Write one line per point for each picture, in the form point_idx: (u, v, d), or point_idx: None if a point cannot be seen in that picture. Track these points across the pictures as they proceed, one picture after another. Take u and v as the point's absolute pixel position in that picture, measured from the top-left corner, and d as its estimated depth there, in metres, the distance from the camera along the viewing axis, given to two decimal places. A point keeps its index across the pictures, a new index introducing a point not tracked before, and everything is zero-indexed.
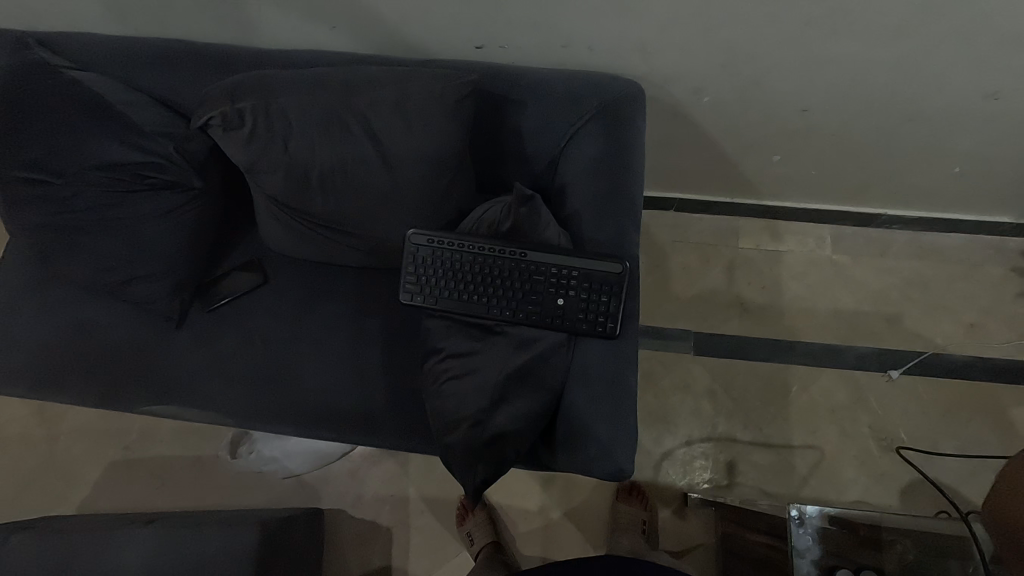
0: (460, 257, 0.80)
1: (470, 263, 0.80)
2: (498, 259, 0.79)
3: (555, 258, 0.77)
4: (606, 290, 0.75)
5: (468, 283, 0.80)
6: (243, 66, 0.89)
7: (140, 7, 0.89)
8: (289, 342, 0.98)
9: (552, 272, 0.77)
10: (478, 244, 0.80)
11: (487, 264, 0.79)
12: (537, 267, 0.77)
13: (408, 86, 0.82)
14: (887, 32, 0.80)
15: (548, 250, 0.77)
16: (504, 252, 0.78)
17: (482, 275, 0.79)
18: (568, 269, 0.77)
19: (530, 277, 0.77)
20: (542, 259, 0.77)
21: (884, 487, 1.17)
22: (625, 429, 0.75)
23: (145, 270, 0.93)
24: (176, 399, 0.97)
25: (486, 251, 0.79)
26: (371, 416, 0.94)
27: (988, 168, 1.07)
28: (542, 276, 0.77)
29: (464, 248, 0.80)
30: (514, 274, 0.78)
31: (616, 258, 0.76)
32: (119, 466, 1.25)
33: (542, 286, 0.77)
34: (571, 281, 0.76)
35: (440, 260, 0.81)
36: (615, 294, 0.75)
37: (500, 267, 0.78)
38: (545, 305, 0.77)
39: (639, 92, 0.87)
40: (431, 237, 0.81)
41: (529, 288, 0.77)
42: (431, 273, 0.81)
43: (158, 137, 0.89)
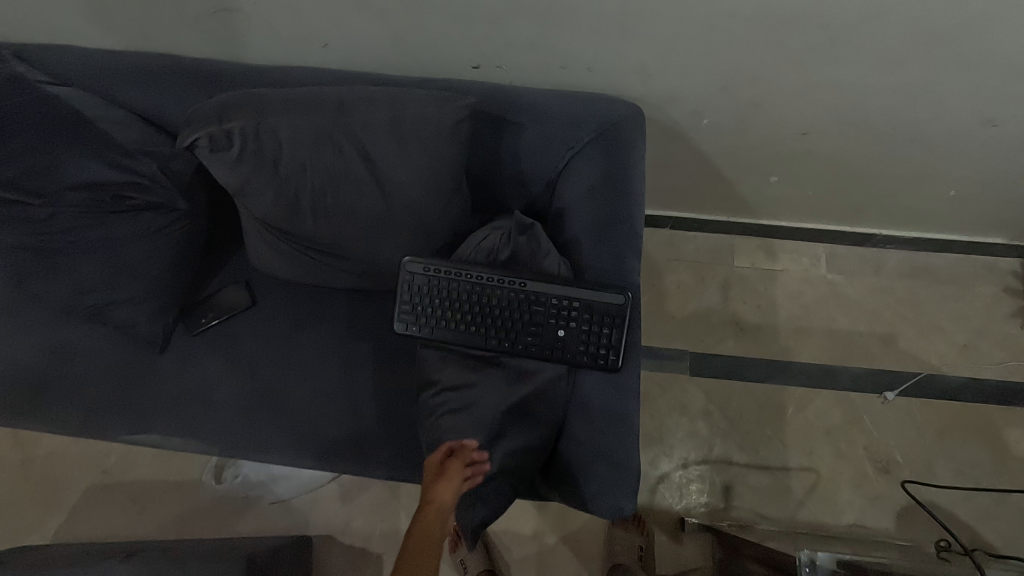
0: (456, 287, 0.78)
1: (467, 292, 0.78)
2: (497, 289, 0.77)
3: (557, 288, 0.76)
4: (608, 321, 0.74)
5: (466, 314, 0.78)
6: (231, 83, 0.86)
7: (123, 20, 0.86)
8: (276, 369, 0.94)
9: (551, 303, 0.76)
10: (476, 274, 0.78)
11: (485, 294, 0.78)
12: (538, 297, 0.76)
13: (404, 107, 0.80)
14: (889, 59, 0.79)
15: (548, 280, 0.76)
16: (503, 281, 0.77)
17: (480, 307, 0.78)
18: (569, 300, 0.75)
19: (530, 308, 0.76)
20: (543, 289, 0.76)
21: (881, 510, 1.16)
22: (627, 464, 0.73)
23: (127, 293, 0.89)
24: (158, 427, 0.93)
25: (484, 281, 0.78)
26: (362, 445, 0.91)
27: (983, 191, 1.07)
28: (542, 307, 0.76)
29: (461, 277, 0.78)
30: (513, 305, 0.77)
31: (618, 288, 0.75)
32: (97, 491, 1.21)
33: (542, 317, 0.76)
34: (572, 312, 0.75)
35: (435, 288, 0.79)
36: (617, 325, 0.74)
37: (499, 298, 0.77)
38: (545, 336, 0.75)
39: (638, 115, 0.86)
40: (427, 266, 0.79)
41: (529, 318, 0.76)
42: (427, 302, 0.80)
43: (141, 156, 0.84)
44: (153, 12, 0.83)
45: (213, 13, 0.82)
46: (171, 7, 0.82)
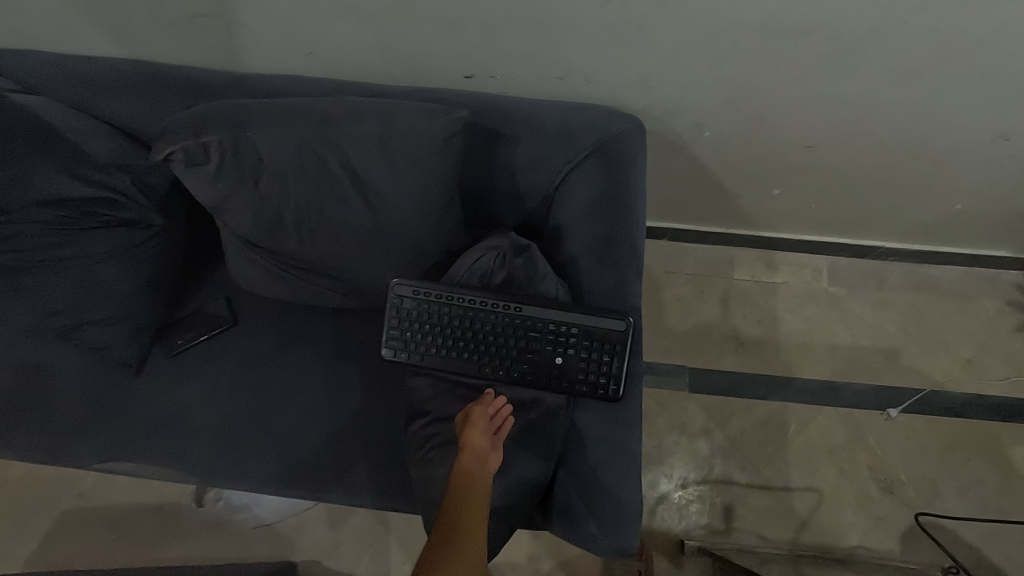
0: (448, 312, 0.77)
1: (460, 317, 0.76)
2: (492, 314, 0.75)
3: (554, 313, 0.74)
4: (608, 348, 0.72)
5: (458, 339, 0.76)
6: (208, 92, 0.81)
7: (95, 26, 0.81)
8: (258, 392, 0.90)
9: (549, 329, 0.74)
10: (468, 297, 0.76)
11: (478, 319, 0.76)
12: (534, 322, 0.74)
13: (394, 120, 0.75)
14: (902, 72, 0.76)
15: (545, 304, 0.74)
16: (498, 306, 0.75)
17: (474, 332, 0.76)
18: (566, 326, 0.74)
19: (526, 334, 0.75)
20: (539, 314, 0.74)
21: (885, 531, 1.13)
22: (630, 500, 0.69)
23: (99, 314, 0.84)
24: (131, 456, 0.87)
25: (477, 305, 0.76)
26: (347, 475, 0.86)
27: (990, 206, 1.05)
28: (539, 333, 0.74)
29: (454, 301, 0.76)
30: (508, 330, 0.75)
31: (619, 313, 0.73)
32: (71, 516, 1.15)
33: (539, 344, 0.74)
34: (570, 338, 0.73)
35: (426, 312, 0.77)
36: (617, 353, 0.72)
37: (493, 323, 0.75)
38: (542, 364, 0.74)
39: (638, 128, 0.82)
40: (416, 288, 0.77)
41: (525, 345, 0.75)
42: (417, 327, 0.77)
43: (113, 169, 0.80)
44: (126, 17, 0.79)
45: (189, 19, 0.78)
46: (146, 12, 0.77)
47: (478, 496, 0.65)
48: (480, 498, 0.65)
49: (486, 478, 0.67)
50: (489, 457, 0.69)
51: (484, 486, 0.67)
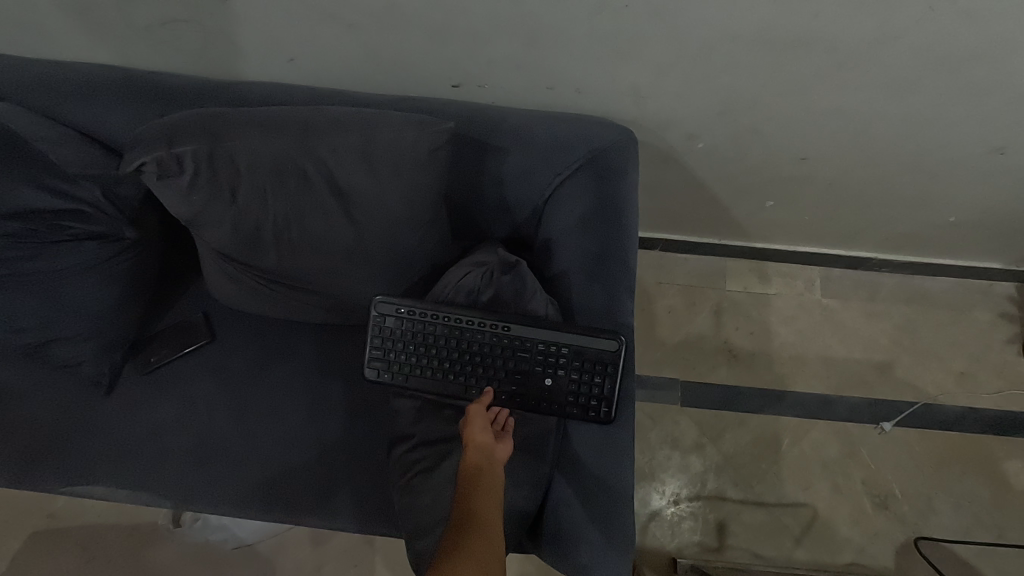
0: (432, 331, 0.74)
1: (445, 337, 0.74)
2: (479, 333, 0.73)
3: (543, 333, 0.72)
4: (600, 369, 0.70)
5: (444, 361, 0.74)
6: (183, 99, 0.77)
7: (64, 30, 0.77)
8: (235, 412, 0.86)
9: (538, 349, 0.72)
10: (454, 315, 0.73)
11: (464, 339, 0.73)
12: (523, 342, 0.72)
13: (377, 131, 0.72)
14: (899, 85, 0.74)
15: (534, 324, 0.72)
16: (485, 325, 0.73)
17: (460, 353, 0.73)
18: (556, 346, 0.72)
19: (514, 354, 0.72)
20: (528, 334, 0.72)
21: (880, 548, 1.11)
22: (622, 528, 0.67)
23: (68, 331, 0.81)
24: (100, 479, 0.83)
25: (463, 324, 0.73)
26: (329, 498, 0.82)
27: (984, 219, 1.04)
28: (528, 353, 0.72)
29: (439, 320, 0.74)
30: (496, 350, 0.73)
31: (611, 333, 0.71)
32: (42, 537, 1.11)
33: (528, 365, 0.72)
34: (560, 359, 0.71)
35: (410, 331, 0.75)
36: (609, 374, 0.70)
37: (481, 342, 0.73)
38: (531, 386, 0.72)
39: (630, 139, 0.80)
40: (400, 307, 0.75)
41: (513, 365, 0.72)
42: (402, 346, 0.75)
43: (82, 180, 0.76)
44: (97, 21, 0.75)
45: (163, 23, 0.74)
46: (117, 15, 0.74)
47: (490, 489, 0.63)
48: (492, 491, 0.63)
49: (495, 472, 0.65)
50: (497, 449, 0.66)
51: (496, 478, 0.64)
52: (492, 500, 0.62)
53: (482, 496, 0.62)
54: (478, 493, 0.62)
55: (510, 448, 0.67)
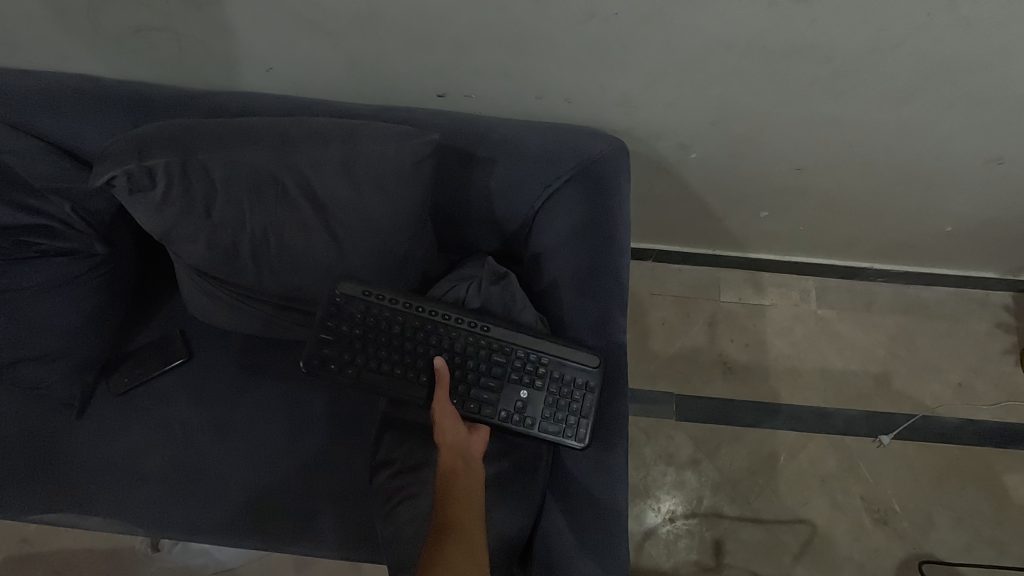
0: (399, 320, 0.71)
1: (413, 329, 0.70)
2: (455, 330, 0.70)
3: (523, 339, 0.70)
4: (581, 386, 0.68)
5: (410, 358, 0.70)
6: (158, 112, 0.74)
7: (31, 39, 0.74)
8: (213, 434, 0.82)
9: (517, 356, 0.69)
10: (428, 306, 0.71)
11: (436, 335, 0.70)
12: (502, 346, 0.70)
13: (359, 144, 0.69)
14: (896, 95, 0.72)
15: (515, 328, 0.70)
16: (463, 321, 0.70)
17: (430, 351, 0.70)
18: (537, 354, 0.69)
19: (490, 358, 0.69)
20: (507, 338, 0.70)
21: (880, 565, 1.09)
22: (616, 554, 0.63)
23: (34, 350, 0.77)
24: (70, 506, 0.79)
25: (439, 317, 0.70)
26: (310, 523, 0.79)
27: (982, 228, 1.02)
28: (506, 360, 0.69)
29: (409, 307, 0.71)
30: (471, 351, 0.70)
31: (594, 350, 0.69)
32: (14, 563, 1.07)
33: (506, 372, 0.69)
34: (539, 370, 0.69)
35: (374, 319, 0.71)
36: (591, 391, 0.68)
37: (455, 341, 0.70)
38: (505, 397, 0.69)
39: (621, 150, 0.77)
40: (365, 289, 0.71)
41: (488, 372, 0.69)
42: (365, 335, 0.71)
43: (49, 195, 0.73)
44: (68, 30, 0.72)
45: (135, 31, 0.71)
46: (87, 24, 0.71)
47: (471, 485, 0.62)
48: (473, 487, 0.61)
49: (474, 464, 0.64)
50: (473, 444, 0.65)
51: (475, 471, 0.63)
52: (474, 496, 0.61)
53: (466, 495, 0.60)
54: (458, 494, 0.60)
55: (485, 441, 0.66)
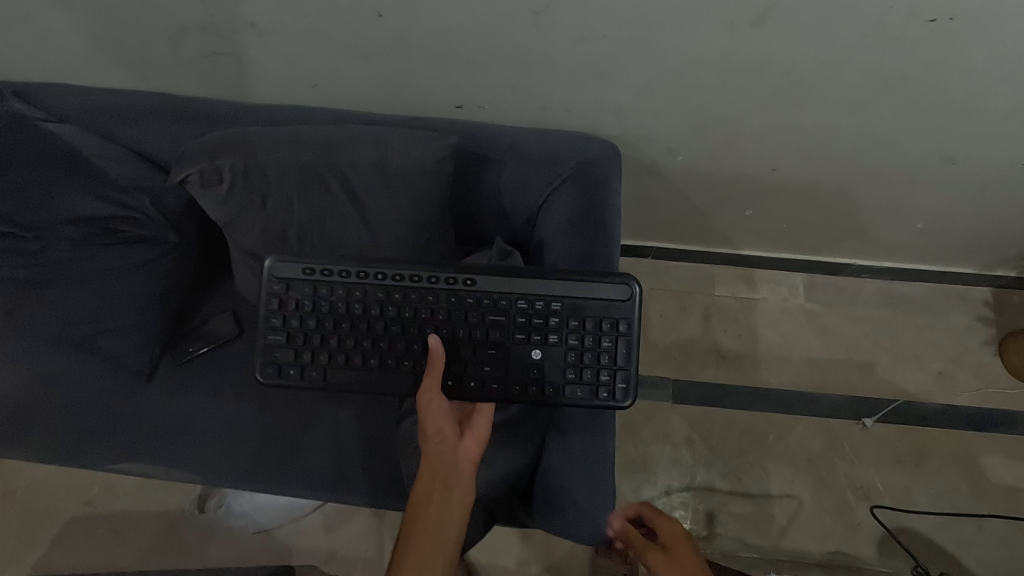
0: (358, 297, 0.76)
1: (380, 306, 0.76)
2: (432, 293, 0.76)
3: (525, 291, 0.75)
4: (610, 331, 0.75)
5: (387, 340, 0.76)
6: (222, 121, 0.89)
7: (117, 64, 0.88)
8: (261, 398, 0.95)
9: (530, 312, 0.75)
10: (385, 271, 0.76)
11: (405, 303, 0.76)
12: (498, 304, 0.75)
13: (390, 147, 0.83)
14: (849, 103, 0.83)
15: (518, 279, 0.75)
16: (439, 281, 0.75)
17: (407, 320, 0.76)
18: (549, 305, 0.75)
19: (486, 325, 0.75)
20: (508, 294, 0.75)
21: (862, 537, 1.18)
22: (602, 490, 0.77)
23: (114, 323, 0.91)
24: (140, 456, 0.93)
25: (408, 280, 0.75)
26: (344, 475, 0.92)
27: (950, 225, 1.11)
28: (505, 320, 0.75)
29: (367, 277, 0.76)
30: (455, 307, 0.75)
31: (623, 280, 0.75)
32: (79, 522, 1.20)
33: (517, 332, 0.75)
34: (554, 323, 0.75)
35: (334, 295, 0.76)
36: (618, 335, 0.75)
37: (436, 307, 0.75)
38: (517, 358, 0.76)
39: (613, 153, 0.89)
40: (304, 266, 0.76)
41: (487, 339, 0.75)
42: (326, 318, 0.76)
43: (132, 190, 0.89)
44: (150, 57, 0.86)
45: (203, 56, 0.85)
46: (167, 52, 0.85)
47: (457, 488, 0.71)
48: (457, 490, 0.71)
49: (462, 468, 0.72)
50: (462, 448, 0.73)
51: (464, 475, 0.72)
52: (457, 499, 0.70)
53: (451, 498, 0.70)
54: (444, 496, 0.70)
55: (477, 444, 0.74)
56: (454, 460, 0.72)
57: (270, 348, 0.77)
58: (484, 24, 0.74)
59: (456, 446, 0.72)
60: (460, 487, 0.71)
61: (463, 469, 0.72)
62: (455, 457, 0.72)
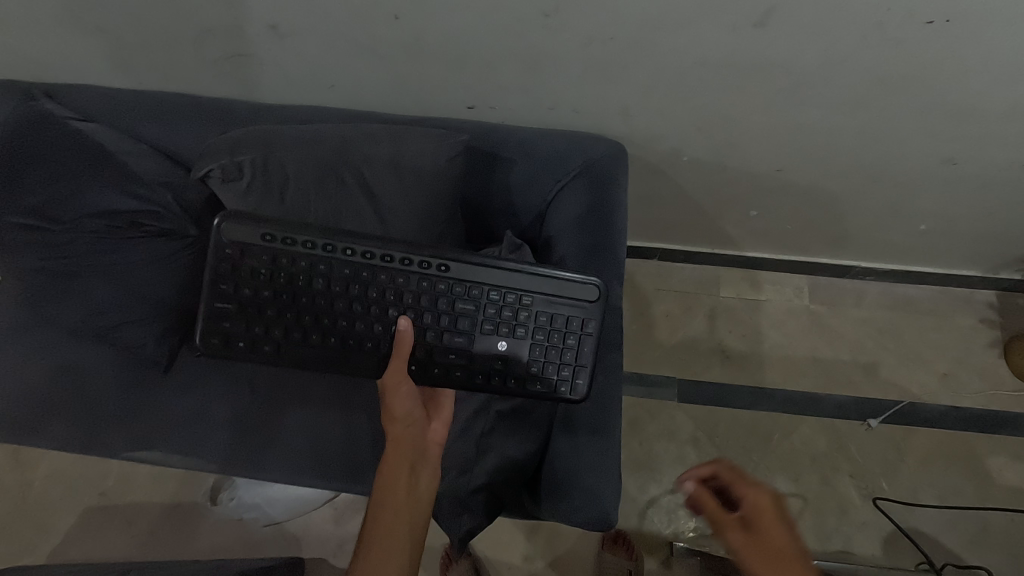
0: (321, 273, 0.76)
1: (344, 283, 0.76)
2: (403, 275, 0.76)
3: (495, 281, 0.77)
4: (576, 332, 0.78)
5: (348, 320, 0.77)
6: (243, 120, 0.93)
7: (145, 66, 0.92)
8: (274, 389, 0.97)
9: (499, 303, 0.77)
10: (354, 249, 0.75)
11: (370, 284, 0.76)
12: (470, 292, 0.77)
13: (404, 144, 0.87)
14: (850, 103, 0.85)
15: (490, 268, 0.77)
16: (412, 263, 0.76)
17: (372, 301, 0.76)
18: (519, 297, 0.77)
19: (454, 312, 0.77)
20: (479, 283, 0.77)
21: (866, 536, 1.20)
22: (609, 475, 0.81)
23: (135, 315, 0.93)
24: (160, 445, 0.96)
25: (379, 259, 0.76)
26: (354, 465, 0.94)
27: (953, 226, 1.13)
28: (474, 308, 0.77)
29: (334, 253, 0.75)
30: (422, 291, 0.77)
31: (594, 281, 0.78)
32: (95, 512, 1.23)
33: (484, 322, 0.77)
34: (522, 317, 0.77)
35: (294, 267, 0.75)
36: (585, 336, 0.78)
37: (404, 289, 0.76)
38: (483, 348, 0.78)
39: (620, 152, 0.92)
40: (264, 232, 0.75)
41: (453, 326, 0.77)
42: (284, 290, 0.76)
43: (156, 185, 0.92)
44: (175, 59, 0.90)
45: (226, 58, 0.89)
46: (191, 53, 0.88)
47: (429, 471, 0.73)
48: (430, 473, 0.73)
49: (432, 450, 0.75)
50: (431, 430, 0.76)
51: (434, 456, 0.75)
52: (430, 482, 0.73)
53: (423, 482, 0.72)
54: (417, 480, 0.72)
55: (444, 426, 0.77)
56: (424, 444, 0.74)
57: (220, 317, 0.77)
58: (496, 26, 0.77)
59: (426, 429, 0.75)
60: (431, 469, 0.74)
61: (432, 452, 0.75)
62: (426, 440, 0.74)
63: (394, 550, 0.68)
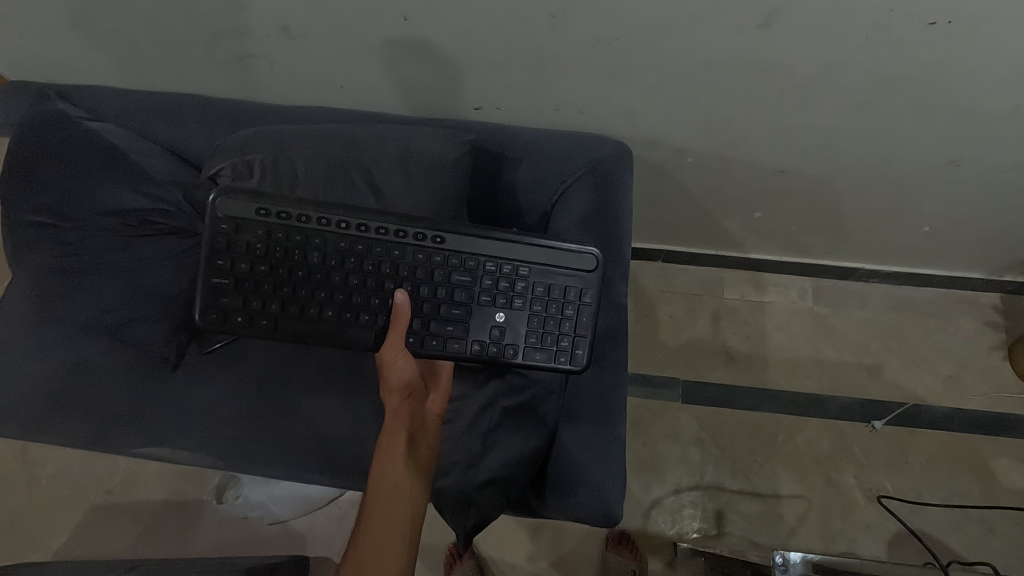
0: (317, 247, 0.77)
1: (340, 256, 0.77)
2: (399, 248, 0.77)
3: (490, 253, 0.78)
4: (574, 300, 0.79)
5: (346, 292, 0.78)
6: (252, 121, 0.95)
7: (157, 67, 0.94)
8: (279, 387, 0.98)
9: (495, 274, 0.78)
10: (350, 221, 0.76)
11: (367, 256, 0.77)
12: (466, 264, 0.78)
13: (411, 142, 0.89)
14: (854, 104, 0.86)
15: (485, 240, 0.78)
16: (407, 236, 0.77)
17: (368, 273, 0.77)
18: (516, 268, 0.78)
19: (451, 285, 0.78)
20: (475, 254, 0.78)
21: (870, 537, 1.20)
22: (614, 471, 0.82)
23: (141, 312, 0.93)
24: (167, 441, 0.97)
25: (374, 232, 0.76)
26: (359, 460, 0.95)
27: (957, 227, 1.13)
28: (471, 281, 0.78)
29: (329, 227, 0.76)
30: (418, 263, 0.77)
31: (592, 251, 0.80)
32: (100, 510, 1.24)
33: (482, 293, 0.78)
34: (519, 287, 0.79)
35: (289, 241, 0.76)
36: (582, 304, 0.79)
37: (400, 261, 0.77)
38: (481, 319, 0.79)
39: (626, 153, 0.93)
40: (258, 207, 0.75)
41: (450, 297, 0.78)
42: (280, 264, 0.77)
43: (166, 184, 0.93)
44: (187, 60, 0.91)
45: (236, 58, 0.90)
46: (202, 53, 0.89)
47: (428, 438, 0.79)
48: (430, 440, 0.79)
49: (430, 421, 0.81)
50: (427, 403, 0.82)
51: (433, 426, 0.81)
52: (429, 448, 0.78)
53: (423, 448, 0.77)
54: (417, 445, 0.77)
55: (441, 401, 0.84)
56: (423, 415, 0.80)
57: (217, 293, 0.78)
58: (503, 28, 0.78)
59: (424, 402, 0.82)
60: (430, 438, 0.79)
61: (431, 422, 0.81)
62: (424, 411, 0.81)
63: (394, 508, 0.72)
